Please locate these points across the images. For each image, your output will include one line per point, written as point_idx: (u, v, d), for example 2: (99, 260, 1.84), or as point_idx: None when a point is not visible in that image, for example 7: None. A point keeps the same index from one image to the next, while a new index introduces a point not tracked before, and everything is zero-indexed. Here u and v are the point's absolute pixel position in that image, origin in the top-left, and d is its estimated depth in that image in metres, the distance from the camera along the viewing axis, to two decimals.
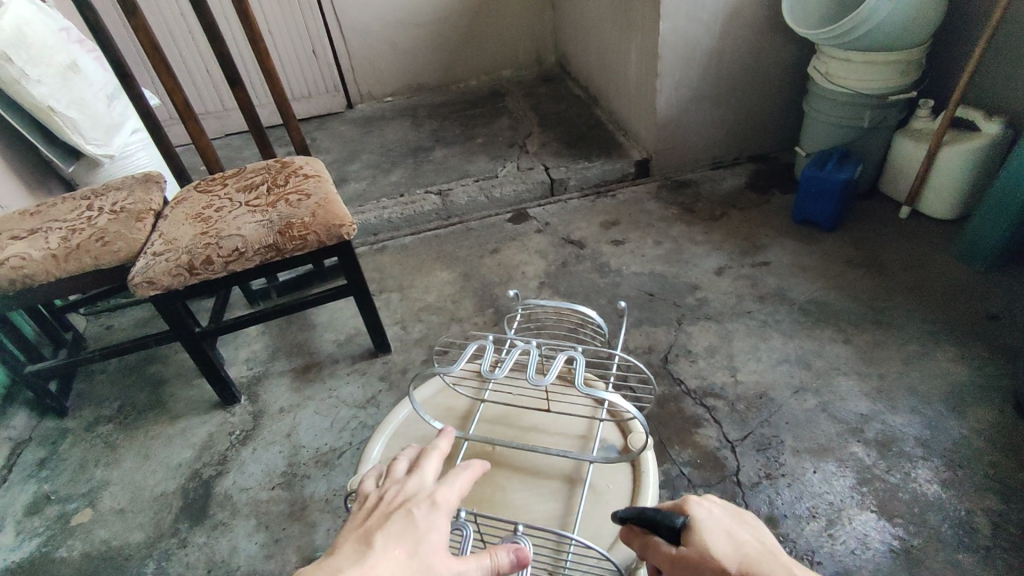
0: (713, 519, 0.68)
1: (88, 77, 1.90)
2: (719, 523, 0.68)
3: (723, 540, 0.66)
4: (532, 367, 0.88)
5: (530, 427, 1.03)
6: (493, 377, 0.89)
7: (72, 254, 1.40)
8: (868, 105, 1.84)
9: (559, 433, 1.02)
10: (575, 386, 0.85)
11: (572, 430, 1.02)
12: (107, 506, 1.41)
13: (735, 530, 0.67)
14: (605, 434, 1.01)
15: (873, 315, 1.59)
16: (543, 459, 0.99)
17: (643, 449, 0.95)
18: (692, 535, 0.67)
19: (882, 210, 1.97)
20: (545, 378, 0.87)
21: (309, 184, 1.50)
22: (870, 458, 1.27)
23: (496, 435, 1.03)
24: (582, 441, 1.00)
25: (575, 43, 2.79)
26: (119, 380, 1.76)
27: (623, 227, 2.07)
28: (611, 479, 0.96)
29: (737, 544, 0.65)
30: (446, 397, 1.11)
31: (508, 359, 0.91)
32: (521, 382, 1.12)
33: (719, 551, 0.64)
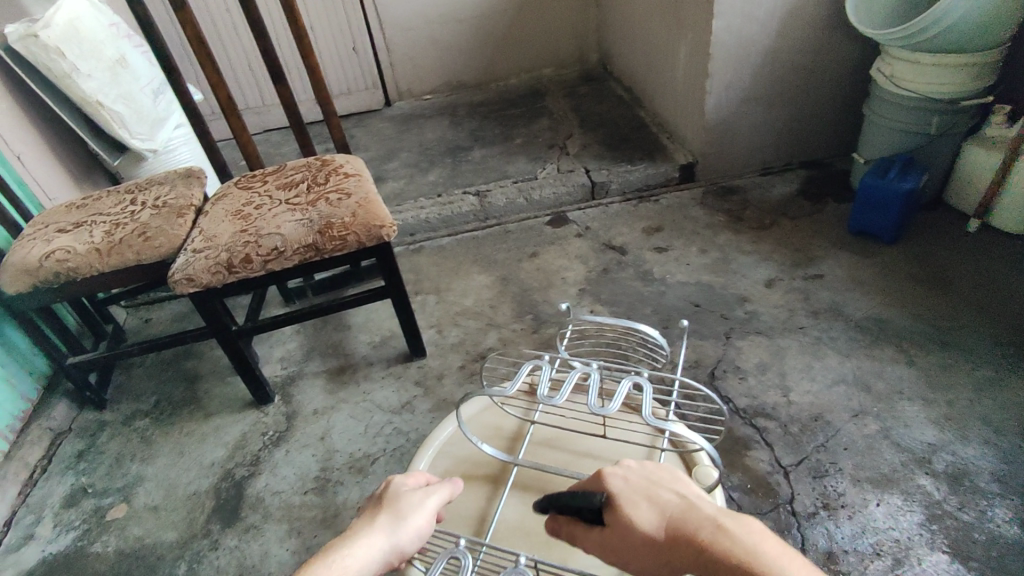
0: (628, 484, 0.69)
1: (135, 72, 1.91)
2: (635, 488, 0.68)
3: (642, 506, 0.66)
4: (594, 395, 0.85)
5: (585, 454, 0.99)
6: (552, 403, 0.84)
7: (114, 248, 1.40)
8: (938, 110, 1.72)
9: (617, 461, 0.97)
10: (643, 417, 0.80)
11: (630, 459, 0.97)
12: (141, 502, 1.41)
13: (652, 491, 0.68)
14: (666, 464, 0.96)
15: (940, 336, 1.49)
16: None
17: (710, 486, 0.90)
18: (613, 510, 0.67)
19: (947, 223, 1.85)
20: (609, 407, 0.83)
21: (350, 183, 1.47)
22: (940, 493, 1.17)
23: (549, 462, 0.99)
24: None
25: (619, 42, 2.71)
26: (157, 374, 1.77)
27: (667, 234, 1.99)
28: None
29: (657, 505, 0.66)
30: (493, 417, 1.08)
31: (569, 385, 0.87)
32: (575, 404, 1.07)
33: (639, 520, 0.65)
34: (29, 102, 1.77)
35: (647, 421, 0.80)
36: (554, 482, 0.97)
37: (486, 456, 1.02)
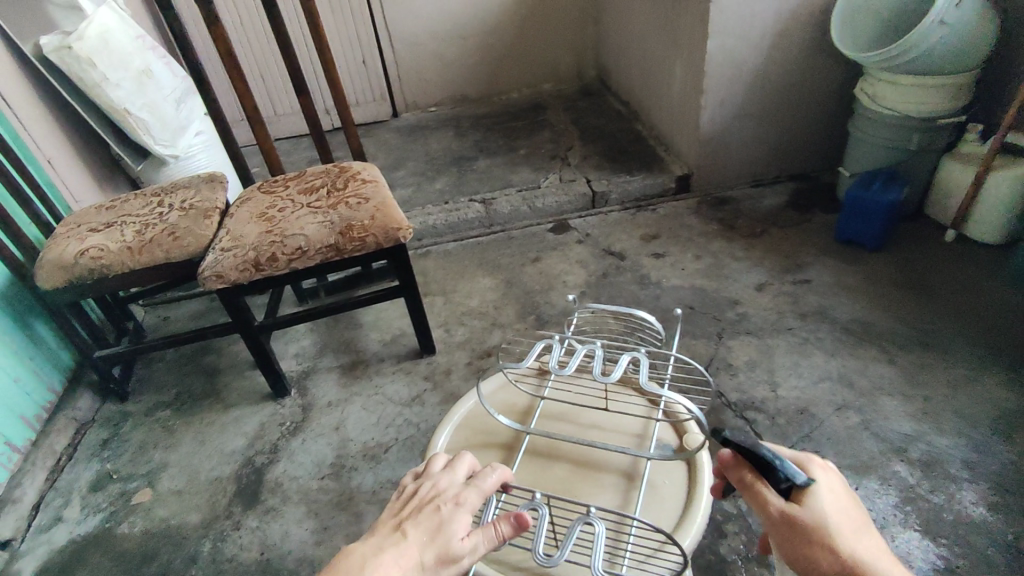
0: (838, 491, 0.68)
1: (160, 81, 2.01)
2: (841, 497, 0.67)
3: (845, 517, 0.65)
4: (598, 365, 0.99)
5: (589, 425, 1.08)
6: (562, 373, 1.01)
7: (145, 247, 1.49)
8: (916, 127, 1.84)
9: (617, 430, 1.06)
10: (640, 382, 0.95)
11: (628, 429, 1.07)
12: (165, 486, 1.49)
13: (857, 509, 0.66)
14: (661, 434, 1.06)
15: (918, 337, 1.59)
16: (602, 455, 1.04)
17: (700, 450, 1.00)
18: (811, 499, 0.66)
19: (927, 233, 1.96)
20: (614, 376, 0.96)
21: (367, 189, 1.57)
22: (914, 478, 1.27)
23: (558, 431, 1.08)
24: (638, 439, 1.05)
25: (618, 60, 2.84)
26: (176, 369, 1.85)
27: (664, 241, 2.10)
28: (667, 477, 1.00)
29: (861, 528, 0.64)
30: (508, 393, 1.17)
31: (580, 358, 1.01)
32: (580, 381, 1.17)
33: (838, 525, 0.64)
34: (60, 109, 1.86)
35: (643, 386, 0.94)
36: (561, 448, 1.06)
37: (500, 426, 1.11)
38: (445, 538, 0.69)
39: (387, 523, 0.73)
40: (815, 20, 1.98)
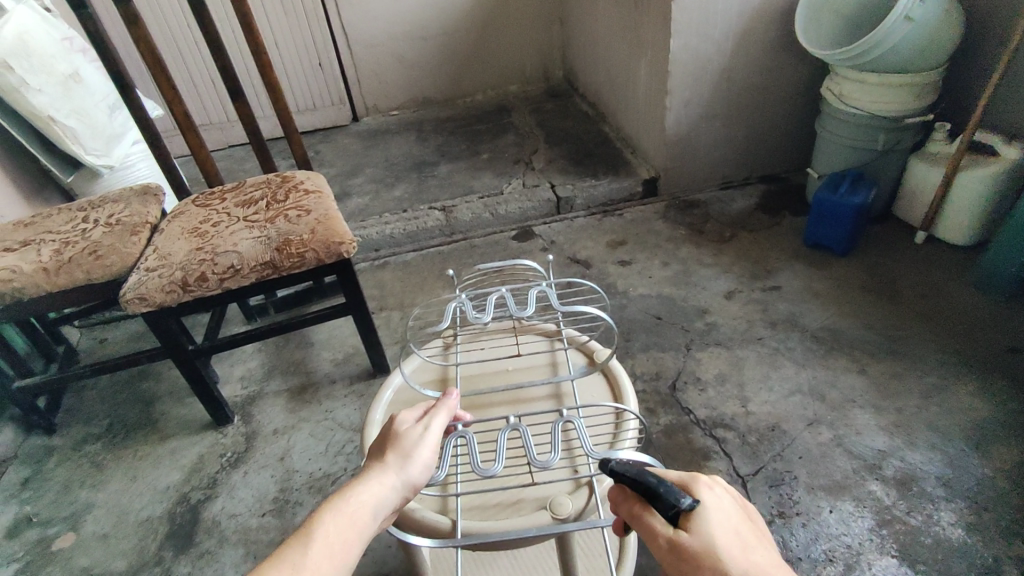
0: (728, 512, 0.55)
1: (90, 87, 1.87)
2: (733, 519, 0.54)
3: (735, 541, 0.52)
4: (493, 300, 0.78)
5: (498, 376, 0.87)
6: (481, 321, 0.77)
7: (63, 268, 1.36)
8: (884, 127, 1.79)
9: (526, 370, 0.87)
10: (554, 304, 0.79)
11: (536, 361, 0.88)
12: (90, 530, 1.36)
13: (747, 532, 0.53)
14: (571, 356, 0.88)
15: (889, 345, 1.54)
16: (525, 396, 0.84)
17: (609, 356, 0.85)
18: (700, 525, 0.53)
19: (897, 235, 1.92)
20: (528, 309, 0.78)
21: (309, 200, 1.46)
22: (889, 498, 1.21)
23: (475, 398, 0.84)
24: (551, 368, 0.87)
25: (583, 60, 2.77)
26: (110, 396, 1.72)
27: (631, 248, 2.02)
28: (593, 391, 0.83)
29: (750, 551, 0.52)
30: (412, 372, 0.89)
31: (494, 299, 0.79)
32: (468, 340, 0.93)
33: (727, 552, 0.51)
34: None
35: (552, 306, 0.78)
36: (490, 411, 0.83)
37: None
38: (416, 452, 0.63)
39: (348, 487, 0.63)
40: (780, 18, 1.92)
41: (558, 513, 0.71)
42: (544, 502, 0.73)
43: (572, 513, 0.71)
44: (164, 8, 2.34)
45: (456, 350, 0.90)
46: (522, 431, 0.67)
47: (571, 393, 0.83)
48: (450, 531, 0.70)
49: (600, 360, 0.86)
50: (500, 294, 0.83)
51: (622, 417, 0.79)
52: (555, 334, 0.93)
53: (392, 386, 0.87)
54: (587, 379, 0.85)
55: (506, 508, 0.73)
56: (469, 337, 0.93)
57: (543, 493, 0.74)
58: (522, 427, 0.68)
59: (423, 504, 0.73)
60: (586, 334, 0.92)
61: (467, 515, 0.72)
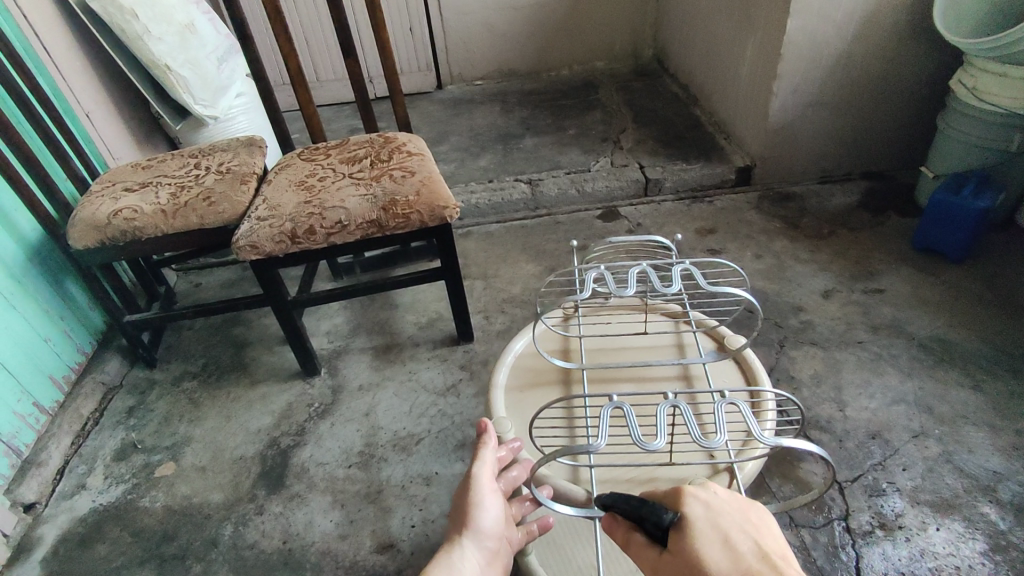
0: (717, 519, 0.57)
1: (203, 38, 1.91)
2: (723, 526, 0.56)
3: (721, 547, 0.55)
4: (634, 275, 0.76)
5: (623, 352, 0.85)
6: (623, 293, 0.75)
7: (179, 211, 1.41)
8: (1021, 126, 1.65)
9: (652, 349, 0.84)
10: (699, 283, 0.75)
11: (662, 341, 0.86)
12: (189, 462, 1.43)
13: (735, 533, 0.56)
14: (699, 339, 0.85)
15: (1008, 362, 1.44)
16: (652, 376, 0.82)
17: (744, 342, 0.82)
18: (683, 538, 0.56)
19: (1019, 246, 1.78)
20: (671, 286, 0.76)
21: (413, 162, 1.47)
22: (1004, 523, 1.14)
23: (601, 372, 0.83)
24: (678, 350, 0.84)
25: (678, 39, 2.66)
26: (206, 338, 1.80)
27: (721, 236, 1.95)
28: (724, 376, 0.81)
29: (740, 554, 0.54)
30: (533, 341, 0.89)
31: (636, 273, 0.77)
32: (591, 315, 0.91)
33: (713, 560, 0.53)
34: (100, 61, 1.79)
35: (698, 284, 0.75)
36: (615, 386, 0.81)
37: (540, 397, 0.82)
38: (482, 514, 0.73)
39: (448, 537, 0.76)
40: (912, 2, 1.78)
41: None
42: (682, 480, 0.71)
43: None
44: None
45: (577, 322, 0.89)
46: (682, 407, 0.64)
47: (701, 376, 0.81)
48: (585, 501, 0.71)
49: (732, 347, 0.83)
50: (639, 269, 0.80)
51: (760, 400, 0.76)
52: (680, 315, 0.90)
53: (514, 352, 0.87)
54: (717, 363, 0.82)
55: (640, 485, 0.73)
56: (590, 311, 0.91)
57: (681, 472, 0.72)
58: (682, 403, 0.64)
59: (555, 471, 0.76)
60: (715, 319, 0.88)
61: (601, 487, 0.74)
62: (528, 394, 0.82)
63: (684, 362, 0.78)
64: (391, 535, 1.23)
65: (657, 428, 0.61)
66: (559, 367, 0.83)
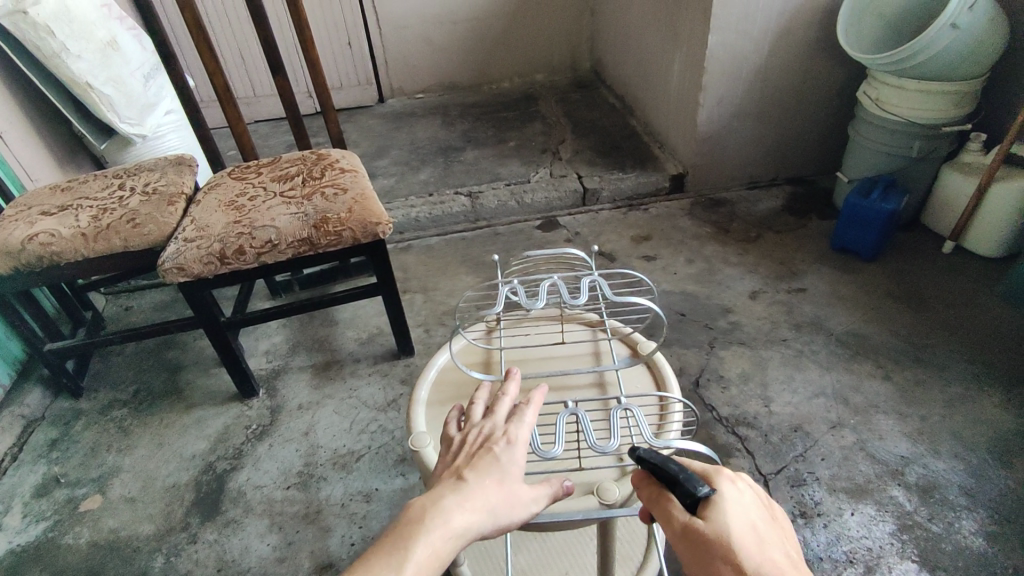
0: (747, 506, 0.56)
1: (127, 55, 1.86)
2: (752, 514, 0.55)
3: (750, 535, 0.53)
4: (544, 289, 0.79)
5: (542, 363, 0.87)
6: (533, 306, 0.78)
7: (101, 234, 1.37)
8: (919, 134, 1.78)
9: (568, 359, 0.87)
10: (605, 293, 0.79)
11: (578, 350, 0.89)
12: (117, 494, 1.38)
13: (762, 527, 0.55)
14: (614, 347, 0.89)
15: (915, 353, 1.54)
16: (569, 384, 0.84)
17: (654, 348, 0.86)
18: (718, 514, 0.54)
19: (924, 244, 1.91)
20: (580, 297, 0.79)
21: (346, 179, 1.47)
22: (911, 503, 1.22)
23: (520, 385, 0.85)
24: (594, 358, 0.87)
25: (612, 52, 2.75)
26: (137, 363, 1.74)
27: (655, 243, 2.02)
28: (637, 381, 0.84)
29: (764, 545, 0.53)
30: (454, 355, 0.91)
31: (546, 286, 0.80)
32: (512, 328, 0.94)
33: (741, 540, 0.53)
34: (14, 80, 1.72)
35: (605, 295, 0.78)
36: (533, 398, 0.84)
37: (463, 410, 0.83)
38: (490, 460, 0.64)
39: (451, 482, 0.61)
40: (820, 19, 1.90)
41: (605, 498, 0.69)
42: (591, 486, 0.72)
43: (619, 499, 0.69)
44: None
45: (498, 335, 0.92)
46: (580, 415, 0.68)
47: (614, 383, 0.84)
48: None
49: (644, 352, 0.87)
50: (551, 281, 0.83)
51: (667, 406, 0.79)
52: (597, 324, 0.94)
53: (436, 367, 0.89)
54: (630, 369, 0.86)
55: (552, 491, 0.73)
56: (511, 323, 0.94)
57: (591, 478, 0.73)
58: (581, 412, 0.69)
59: None
60: (629, 326, 0.92)
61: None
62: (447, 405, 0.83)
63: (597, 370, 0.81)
64: (330, 554, 1.22)
65: (555, 437, 0.66)
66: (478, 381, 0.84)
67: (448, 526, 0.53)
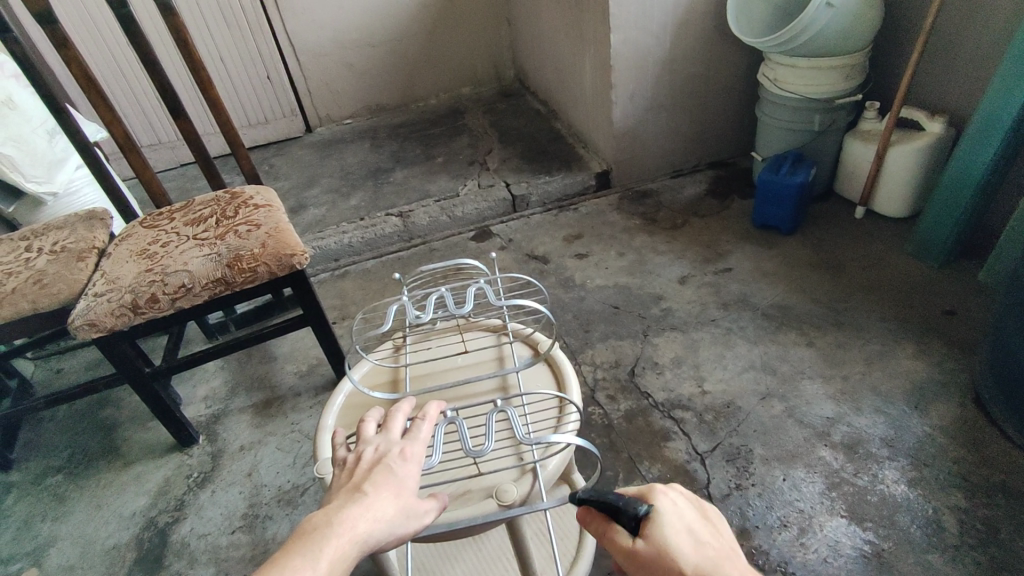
0: (682, 516, 0.57)
1: (26, 113, 1.82)
2: (688, 523, 0.56)
3: (687, 542, 0.55)
4: (432, 303, 0.83)
5: (446, 374, 0.89)
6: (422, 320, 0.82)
7: (7, 299, 1.33)
8: (818, 108, 1.87)
9: (472, 367, 0.89)
10: (491, 299, 0.82)
11: (482, 357, 0.91)
12: (55, 564, 1.34)
13: (698, 530, 0.56)
14: (516, 349, 0.91)
15: (835, 316, 1.61)
16: (470, 392, 0.86)
17: (552, 345, 0.89)
18: (656, 531, 0.55)
19: (838, 212, 2.00)
20: (466, 306, 0.83)
21: (260, 214, 1.46)
22: (838, 461, 1.27)
23: (425, 399, 0.86)
24: (497, 363, 0.89)
25: (531, 59, 2.80)
26: (70, 426, 1.68)
27: (587, 241, 2.06)
28: (538, 381, 0.86)
29: (702, 547, 0.55)
30: (363, 377, 0.92)
31: (434, 299, 0.85)
32: (420, 345, 0.96)
33: (680, 552, 0.54)
34: None
35: (494, 301, 0.81)
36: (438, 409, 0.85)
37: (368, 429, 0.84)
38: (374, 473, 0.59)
39: (329, 493, 0.56)
40: (713, 9, 1.98)
41: (503, 500, 0.71)
42: (490, 491, 0.73)
43: (517, 498, 0.71)
44: (100, 27, 2.29)
45: (404, 350, 0.93)
46: (459, 422, 0.70)
47: (516, 384, 0.86)
48: None
49: (544, 350, 0.90)
50: (441, 294, 0.88)
51: (565, 404, 0.81)
52: (500, 329, 0.96)
53: (343, 393, 0.89)
54: (531, 369, 0.88)
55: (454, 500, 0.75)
56: (417, 338, 0.96)
57: (490, 483, 0.75)
58: (458, 419, 0.70)
59: None
60: (531, 327, 0.95)
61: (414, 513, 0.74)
62: (355, 427, 0.83)
63: (496, 374, 0.83)
64: None
65: (434, 447, 0.68)
66: (382, 399, 0.85)
67: (348, 534, 0.50)
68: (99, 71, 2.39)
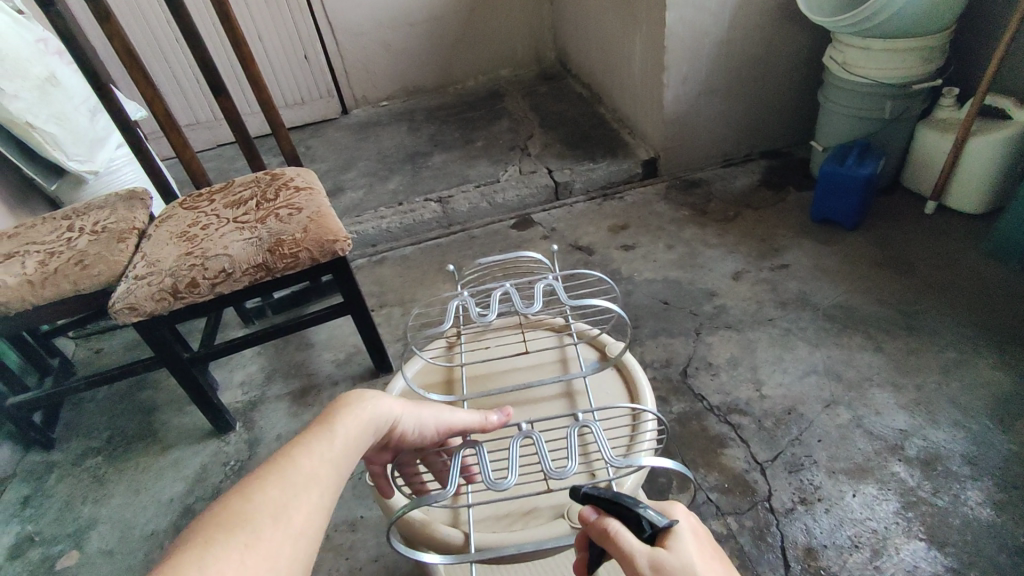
0: (702, 541, 0.52)
1: (69, 90, 1.80)
2: (709, 547, 0.51)
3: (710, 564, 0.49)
4: (496, 302, 0.76)
5: (506, 375, 0.84)
6: (486, 320, 0.74)
7: (49, 279, 1.31)
8: (890, 94, 1.73)
9: (534, 369, 0.84)
10: (563, 299, 0.75)
11: (545, 358, 0.85)
12: (95, 547, 1.32)
13: (718, 558, 0.51)
14: (582, 352, 0.85)
15: (905, 320, 1.50)
16: (534, 396, 0.80)
17: (623, 350, 0.82)
18: (679, 542, 0.50)
19: (905, 206, 1.87)
20: (534, 304, 0.76)
21: (301, 197, 1.41)
22: (914, 479, 1.17)
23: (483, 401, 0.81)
24: (561, 366, 0.84)
25: (575, 40, 2.69)
26: (109, 408, 1.68)
27: (633, 231, 1.97)
28: (607, 390, 0.80)
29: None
30: (415, 375, 0.87)
31: (498, 296, 0.77)
32: (476, 343, 0.90)
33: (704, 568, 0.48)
34: None
35: (566, 301, 0.74)
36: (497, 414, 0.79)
37: None
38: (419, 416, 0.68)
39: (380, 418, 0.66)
40: None
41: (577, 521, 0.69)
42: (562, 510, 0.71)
43: None
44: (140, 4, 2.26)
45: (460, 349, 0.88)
46: (535, 437, 0.66)
47: (583, 391, 0.80)
48: (463, 544, 0.70)
49: (612, 355, 0.84)
50: (505, 291, 0.80)
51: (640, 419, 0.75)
52: (564, 329, 0.90)
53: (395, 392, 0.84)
54: (600, 375, 0.82)
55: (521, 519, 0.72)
56: (473, 336, 0.90)
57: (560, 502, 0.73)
58: (534, 433, 0.66)
59: (434, 517, 0.74)
60: (597, 328, 0.89)
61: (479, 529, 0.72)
62: None
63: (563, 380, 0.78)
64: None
65: (508, 465, 0.63)
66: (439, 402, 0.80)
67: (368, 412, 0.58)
68: (140, 49, 2.37)
